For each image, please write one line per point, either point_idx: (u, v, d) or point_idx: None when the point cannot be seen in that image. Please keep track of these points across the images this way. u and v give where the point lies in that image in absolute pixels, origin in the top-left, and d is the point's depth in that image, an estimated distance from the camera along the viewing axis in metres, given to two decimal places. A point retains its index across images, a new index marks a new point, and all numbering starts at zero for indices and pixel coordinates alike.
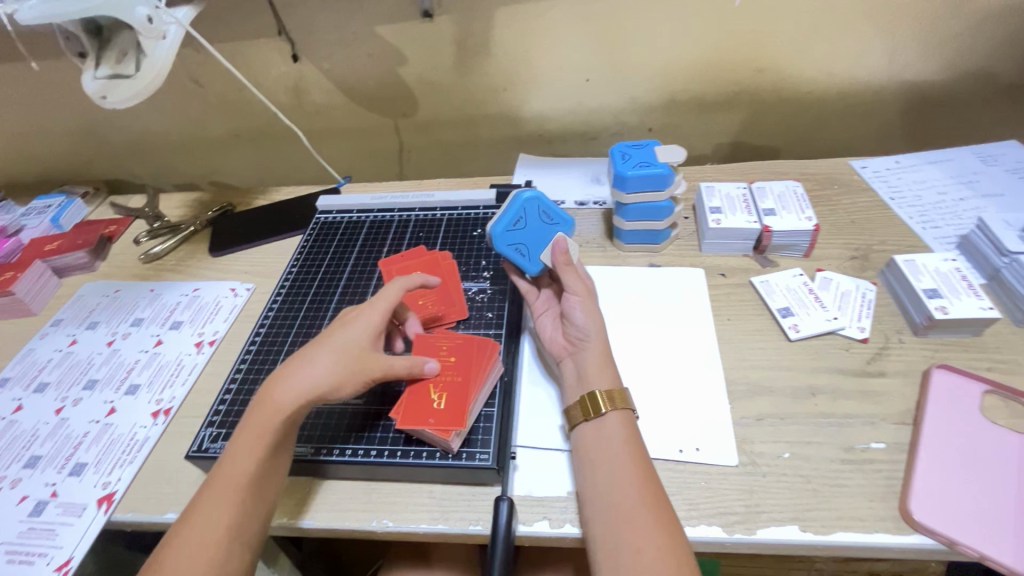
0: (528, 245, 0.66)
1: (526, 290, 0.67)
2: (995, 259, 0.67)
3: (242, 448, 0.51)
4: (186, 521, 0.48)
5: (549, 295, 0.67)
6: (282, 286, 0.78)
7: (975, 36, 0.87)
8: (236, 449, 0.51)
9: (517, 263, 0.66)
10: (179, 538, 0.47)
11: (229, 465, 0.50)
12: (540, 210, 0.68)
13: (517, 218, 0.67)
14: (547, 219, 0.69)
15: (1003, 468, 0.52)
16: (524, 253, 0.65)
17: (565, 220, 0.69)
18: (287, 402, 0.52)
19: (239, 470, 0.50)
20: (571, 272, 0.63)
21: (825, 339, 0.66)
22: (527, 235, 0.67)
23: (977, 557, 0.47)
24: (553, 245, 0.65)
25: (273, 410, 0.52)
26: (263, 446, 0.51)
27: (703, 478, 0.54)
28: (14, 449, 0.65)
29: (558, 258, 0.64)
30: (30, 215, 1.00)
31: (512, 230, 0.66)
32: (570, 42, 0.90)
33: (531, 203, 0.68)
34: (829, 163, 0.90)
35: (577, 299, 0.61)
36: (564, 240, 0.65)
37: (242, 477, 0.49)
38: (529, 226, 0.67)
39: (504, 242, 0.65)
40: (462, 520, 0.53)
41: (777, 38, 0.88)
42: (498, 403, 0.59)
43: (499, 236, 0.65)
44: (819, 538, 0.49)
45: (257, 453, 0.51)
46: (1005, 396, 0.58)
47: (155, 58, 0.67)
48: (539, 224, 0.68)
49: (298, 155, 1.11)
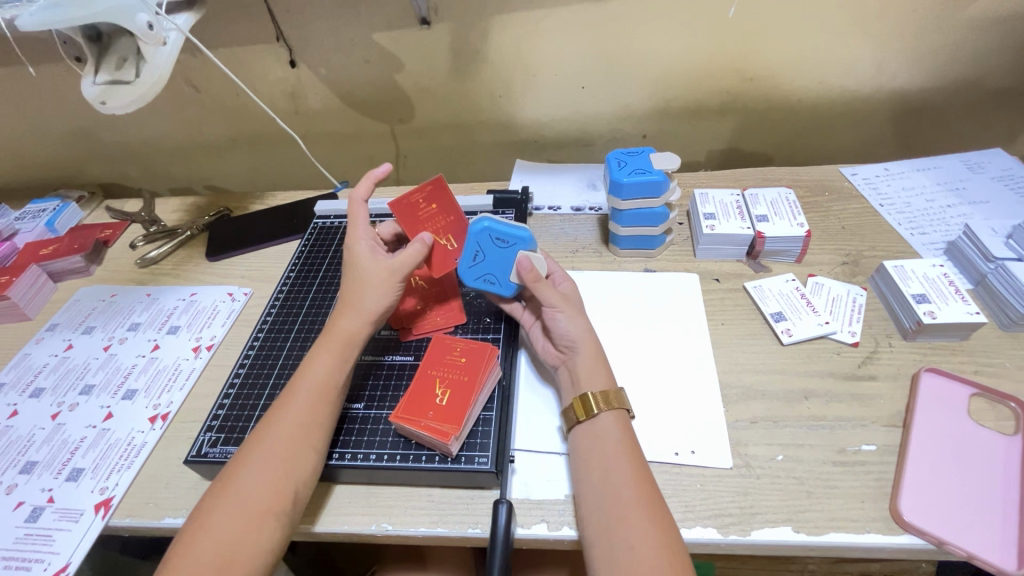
0: (495, 272, 0.65)
1: (510, 309, 0.68)
2: (982, 264, 0.69)
3: (319, 361, 0.57)
4: (270, 422, 0.53)
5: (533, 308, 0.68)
6: (281, 290, 0.78)
7: (961, 47, 0.89)
8: (311, 360, 0.58)
9: (492, 291, 0.66)
10: (264, 436, 0.52)
11: (266, 438, 0.52)
12: (494, 237, 0.64)
13: (474, 253, 0.65)
14: (503, 243, 0.64)
15: (990, 469, 0.53)
16: (494, 282, 0.65)
17: (522, 238, 0.64)
18: (355, 323, 0.59)
19: (317, 377, 0.56)
20: (544, 288, 0.61)
21: (817, 343, 0.67)
22: (490, 263, 0.65)
23: (966, 556, 0.48)
24: (517, 267, 0.63)
25: (298, 394, 0.55)
26: (337, 363, 0.57)
27: (699, 480, 0.55)
28: (10, 455, 0.65)
29: (526, 278, 0.62)
30: (24, 219, 0.99)
31: (473, 265, 0.65)
32: (567, 51, 0.91)
33: (484, 233, 0.64)
34: (820, 170, 0.92)
35: (561, 312, 0.61)
36: (526, 258, 0.63)
37: (319, 384, 0.56)
38: (489, 256, 0.65)
39: (471, 277, 0.65)
40: (460, 523, 0.53)
41: (769, 48, 0.90)
42: (497, 407, 0.60)
43: (465, 275, 0.65)
44: (812, 538, 0.50)
45: (331, 366, 0.57)
46: (992, 400, 0.59)
47: (155, 64, 0.67)
48: (497, 251, 0.64)
49: (294, 159, 1.12)
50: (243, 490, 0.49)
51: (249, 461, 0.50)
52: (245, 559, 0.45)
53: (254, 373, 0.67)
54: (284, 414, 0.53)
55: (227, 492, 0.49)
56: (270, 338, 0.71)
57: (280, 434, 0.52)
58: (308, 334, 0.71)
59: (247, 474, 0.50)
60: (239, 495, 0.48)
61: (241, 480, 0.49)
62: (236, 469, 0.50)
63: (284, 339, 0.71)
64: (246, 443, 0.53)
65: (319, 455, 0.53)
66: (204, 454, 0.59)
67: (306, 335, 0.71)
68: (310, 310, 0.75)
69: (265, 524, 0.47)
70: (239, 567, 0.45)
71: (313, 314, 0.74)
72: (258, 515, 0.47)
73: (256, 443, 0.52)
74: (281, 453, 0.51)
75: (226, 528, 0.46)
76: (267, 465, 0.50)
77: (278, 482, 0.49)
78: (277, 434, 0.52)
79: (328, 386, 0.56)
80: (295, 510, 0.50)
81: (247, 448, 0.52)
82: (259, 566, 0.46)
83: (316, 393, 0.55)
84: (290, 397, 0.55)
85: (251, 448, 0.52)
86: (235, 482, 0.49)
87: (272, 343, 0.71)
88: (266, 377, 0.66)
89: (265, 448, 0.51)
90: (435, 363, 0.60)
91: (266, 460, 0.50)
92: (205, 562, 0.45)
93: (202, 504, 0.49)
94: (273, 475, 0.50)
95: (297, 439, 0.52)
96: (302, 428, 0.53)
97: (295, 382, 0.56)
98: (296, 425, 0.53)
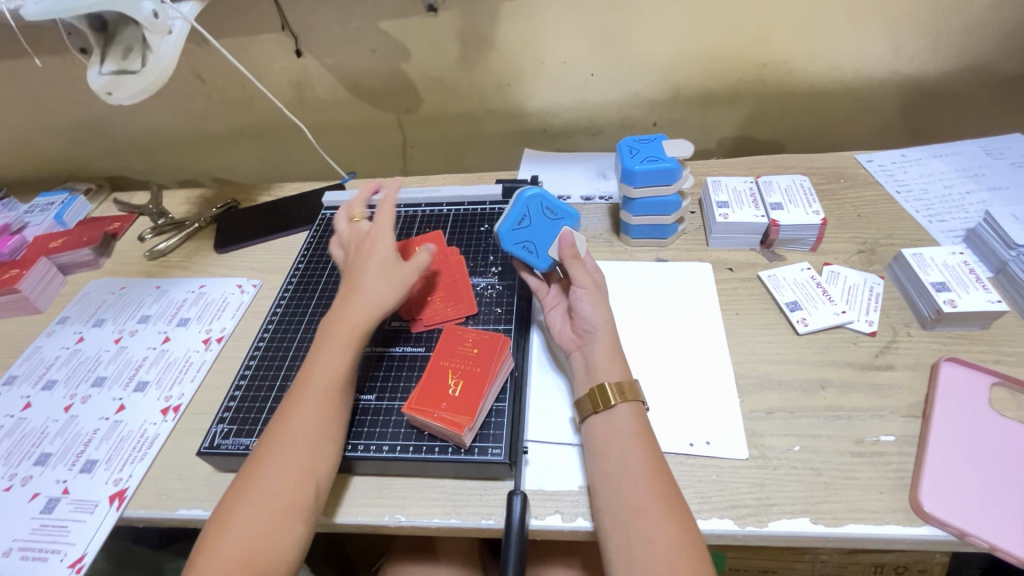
0: (535, 241, 0.67)
1: (537, 286, 0.68)
2: (1003, 252, 0.68)
3: (329, 354, 0.57)
4: (284, 418, 0.53)
5: (559, 290, 0.68)
6: (290, 282, 0.78)
7: (982, 28, 0.87)
8: (321, 354, 0.57)
9: (526, 260, 0.67)
10: (281, 431, 0.52)
11: (283, 437, 0.51)
12: (544, 206, 0.68)
13: (521, 217, 0.67)
14: (552, 214, 0.68)
15: (1012, 460, 0.52)
16: (532, 250, 0.66)
17: (569, 214, 0.68)
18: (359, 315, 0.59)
19: (329, 372, 0.55)
20: (578, 265, 0.63)
21: (833, 333, 0.66)
22: (533, 230, 0.67)
23: (988, 547, 0.48)
24: (560, 240, 0.66)
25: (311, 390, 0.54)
26: (348, 354, 0.57)
27: (714, 471, 0.55)
28: (24, 447, 0.65)
29: (565, 251, 0.64)
30: (33, 213, 0.99)
31: (517, 228, 0.67)
32: (576, 37, 0.89)
33: (534, 200, 0.67)
34: (834, 157, 0.90)
35: (585, 292, 0.61)
36: (570, 233, 0.66)
37: (331, 380, 0.55)
38: (534, 223, 0.67)
39: (510, 241, 0.66)
40: (475, 514, 0.53)
41: (782, 32, 0.88)
42: (509, 398, 0.59)
43: (505, 236, 0.67)
44: (829, 530, 0.50)
45: (343, 360, 0.56)
46: (1014, 389, 0.58)
47: (161, 54, 0.66)
48: (544, 221, 0.67)
49: (300, 151, 1.11)
50: (263, 488, 0.48)
51: (269, 458, 0.50)
52: (274, 551, 0.46)
53: (264, 364, 0.67)
54: (298, 409, 0.53)
55: (249, 489, 0.49)
56: (279, 329, 0.71)
57: (299, 426, 0.52)
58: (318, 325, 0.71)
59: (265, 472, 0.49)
60: (260, 494, 0.48)
61: (259, 478, 0.49)
62: (253, 466, 0.50)
63: (294, 330, 0.71)
64: (261, 441, 0.52)
65: (337, 448, 0.53)
66: (217, 446, 0.59)
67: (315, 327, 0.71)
68: (319, 301, 0.74)
69: (287, 519, 0.47)
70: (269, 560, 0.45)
71: (322, 306, 0.73)
72: (280, 511, 0.47)
73: (271, 439, 0.52)
74: (298, 450, 0.51)
75: (252, 523, 0.47)
76: (285, 461, 0.50)
77: (298, 477, 0.49)
78: (294, 431, 0.52)
79: (339, 379, 0.55)
80: (317, 504, 0.50)
81: (263, 445, 0.52)
82: (289, 558, 0.46)
83: (330, 386, 0.55)
84: (303, 392, 0.54)
85: (266, 447, 0.51)
86: (256, 479, 0.49)
87: (282, 334, 0.70)
88: (278, 368, 0.66)
89: (282, 445, 0.51)
90: (447, 354, 0.60)
91: (281, 458, 0.50)
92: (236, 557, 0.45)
93: (221, 506, 0.49)
94: (293, 472, 0.49)
95: (310, 436, 0.52)
96: (320, 420, 0.53)
97: (307, 375, 0.56)
98: (314, 417, 0.53)
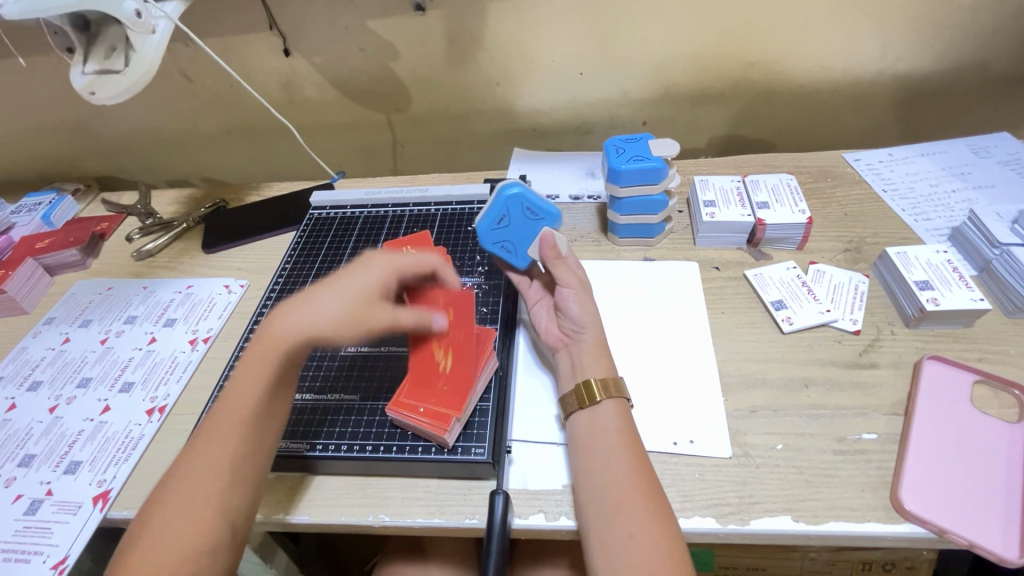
0: (515, 242, 0.65)
1: (519, 282, 0.68)
2: (987, 250, 0.68)
3: (247, 376, 0.51)
4: (188, 457, 0.48)
5: (542, 286, 0.67)
6: (276, 282, 0.78)
7: (968, 27, 0.87)
8: (241, 374, 0.51)
9: (506, 259, 0.66)
10: (180, 475, 0.47)
11: (193, 471, 0.47)
12: (525, 206, 0.63)
13: (499, 217, 0.63)
14: (531, 214, 0.63)
15: (992, 458, 0.53)
16: (511, 250, 0.65)
17: (551, 214, 0.63)
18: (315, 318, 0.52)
19: (249, 399, 0.50)
20: (561, 266, 0.62)
21: (817, 331, 0.66)
22: (513, 230, 0.64)
23: (967, 544, 0.48)
24: (540, 241, 0.64)
25: (232, 415, 0.50)
26: (258, 387, 0.51)
27: (697, 470, 0.55)
28: (8, 448, 0.65)
29: (546, 253, 0.63)
30: (20, 213, 0.99)
31: (496, 228, 0.64)
32: (564, 37, 0.89)
33: (513, 200, 0.63)
34: (822, 156, 0.91)
35: (571, 292, 0.61)
36: (550, 234, 0.63)
37: (252, 408, 0.50)
38: (514, 223, 0.64)
39: (490, 240, 0.65)
40: (458, 513, 0.53)
41: (770, 31, 0.88)
42: (493, 398, 0.60)
43: (483, 235, 0.65)
44: (811, 528, 0.50)
45: (263, 385, 0.51)
46: (996, 386, 0.58)
47: (144, 53, 0.66)
48: (523, 222, 0.64)
49: (290, 150, 1.11)
50: (163, 528, 0.44)
51: (166, 504, 0.45)
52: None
53: None
54: (202, 450, 0.48)
55: (143, 540, 0.44)
56: None
57: (199, 471, 0.47)
58: None
59: (167, 511, 0.45)
60: (162, 533, 0.44)
61: (161, 518, 0.44)
62: (157, 504, 0.45)
63: None
64: (160, 483, 0.47)
65: (250, 486, 0.48)
66: None
67: None
68: None
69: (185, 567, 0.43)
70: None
71: None
72: (178, 557, 0.43)
73: (179, 474, 0.47)
74: (208, 485, 0.46)
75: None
76: (192, 498, 0.45)
77: (203, 519, 0.45)
78: (203, 463, 0.47)
79: (260, 410, 0.50)
80: (222, 550, 0.45)
81: (170, 478, 0.47)
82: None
83: (247, 416, 0.50)
84: (217, 422, 0.49)
85: (173, 480, 0.47)
86: (152, 527, 0.44)
87: None
88: None
89: (189, 480, 0.46)
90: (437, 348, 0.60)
91: (187, 497, 0.45)
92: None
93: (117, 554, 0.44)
94: (196, 513, 0.45)
95: (223, 469, 0.47)
96: (221, 465, 0.47)
97: (215, 413, 0.50)
98: (222, 456, 0.48)
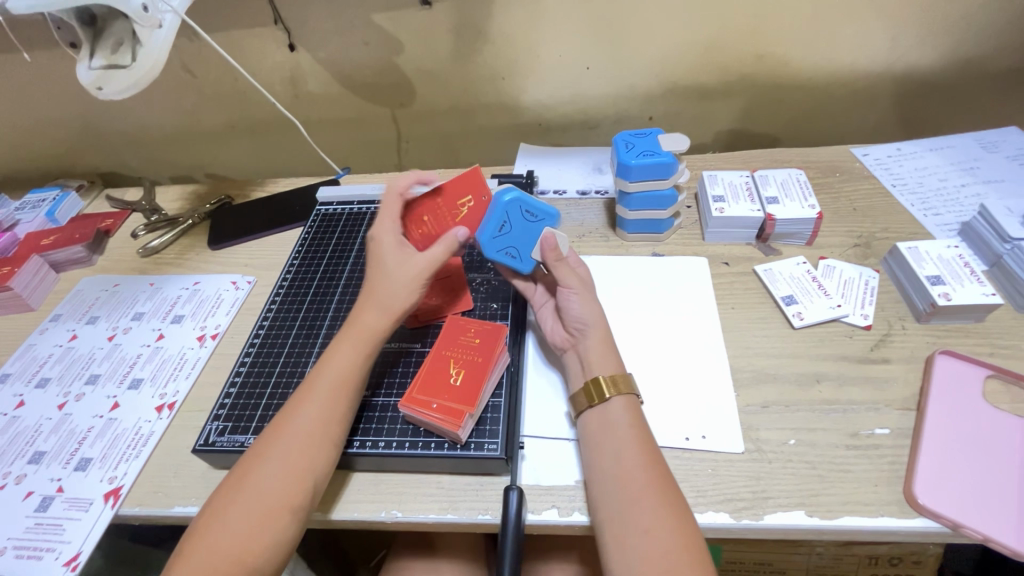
0: (518, 247, 0.64)
1: (523, 287, 0.67)
2: (998, 245, 0.68)
3: (339, 355, 0.57)
4: (288, 415, 0.53)
5: (544, 288, 0.67)
6: (284, 279, 0.77)
7: (976, 21, 0.87)
8: (333, 353, 0.57)
9: (510, 265, 0.65)
10: (282, 431, 0.52)
11: (290, 434, 0.51)
12: (524, 210, 0.62)
13: (500, 223, 0.62)
14: (531, 216, 0.62)
15: (1005, 452, 0.52)
16: (515, 255, 0.64)
17: (551, 214, 0.63)
18: (376, 318, 0.58)
19: (337, 373, 0.55)
20: (563, 267, 0.63)
21: (828, 326, 0.66)
22: (515, 235, 0.63)
23: (981, 538, 0.48)
24: (541, 242, 0.63)
25: (322, 389, 0.54)
26: (359, 360, 0.56)
27: (710, 465, 0.55)
28: (18, 445, 0.65)
29: (547, 255, 0.63)
30: (24, 210, 0.98)
31: (497, 236, 0.62)
32: (570, 31, 0.89)
33: (513, 205, 0.61)
34: (830, 151, 0.90)
35: (574, 293, 0.61)
36: (551, 234, 0.63)
37: (338, 380, 0.55)
38: (515, 228, 0.63)
39: (493, 249, 0.63)
40: (471, 509, 0.53)
41: (777, 25, 0.88)
42: (506, 393, 0.59)
43: (485, 245, 0.63)
44: (824, 523, 0.50)
45: (351, 361, 0.56)
46: (1008, 381, 0.58)
47: (151, 48, 0.65)
48: (523, 224, 0.62)
49: (295, 146, 1.10)
50: (255, 484, 0.48)
51: (267, 453, 0.50)
52: (259, 551, 0.46)
53: (259, 361, 0.67)
54: (303, 409, 0.53)
55: (241, 488, 0.48)
56: (275, 326, 0.71)
57: (298, 429, 0.52)
58: (314, 322, 0.71)
59: (258, 473, 0.49)
60: (255, 489, 0.48)
61: (258, 473, 0.49)
62: (251, 462, 0.50)
63: (289, 326, 0.70)
64: (262, 436, 0.52)
65: (337, 450, 0.52)
66: (212, 443, 0.58)
67: (311, 324, 0.70)
68: (314, 299, 0.74)
69: (280, 518, 0.47)
70: (253, 559, 0.45)
71: (318, 303, 0.73)
72: (274, 507, 0.47)
73: (273, 436, 0.52)
74: (297, 449, 0.50)
75: (240, 520, 0.47)
76: (284, 459, 0.50)
77: (295, 476, 0.49)
78: (295, 428, 0.52)
79: (347, 381, 0.55)
80: (311, 504, 0.49)
81: (263, 442, 0.52)
82: (273, 558, 0.46)
83: (336, 386, 0.55)
84: (307, 393, 0.54)
85: (266, 443, 0.51)
86: (251, 475, 0.49)
87: (278, 331, 0.70)
88: (273, 365, 0.66)
89: (283, 442, 0.51)
90: (449, 344, 0.60)
91: (279, 457, 0.50)
92: (218, 553, 0.45)
93: (213, 499, 0.49)
94: (290, 470, 0.49)
95: (314, 434, 0.51)
96: (322, 423, 0.52)
97: (314, 379, 0.55)
98: (313, 422, 0.52)
